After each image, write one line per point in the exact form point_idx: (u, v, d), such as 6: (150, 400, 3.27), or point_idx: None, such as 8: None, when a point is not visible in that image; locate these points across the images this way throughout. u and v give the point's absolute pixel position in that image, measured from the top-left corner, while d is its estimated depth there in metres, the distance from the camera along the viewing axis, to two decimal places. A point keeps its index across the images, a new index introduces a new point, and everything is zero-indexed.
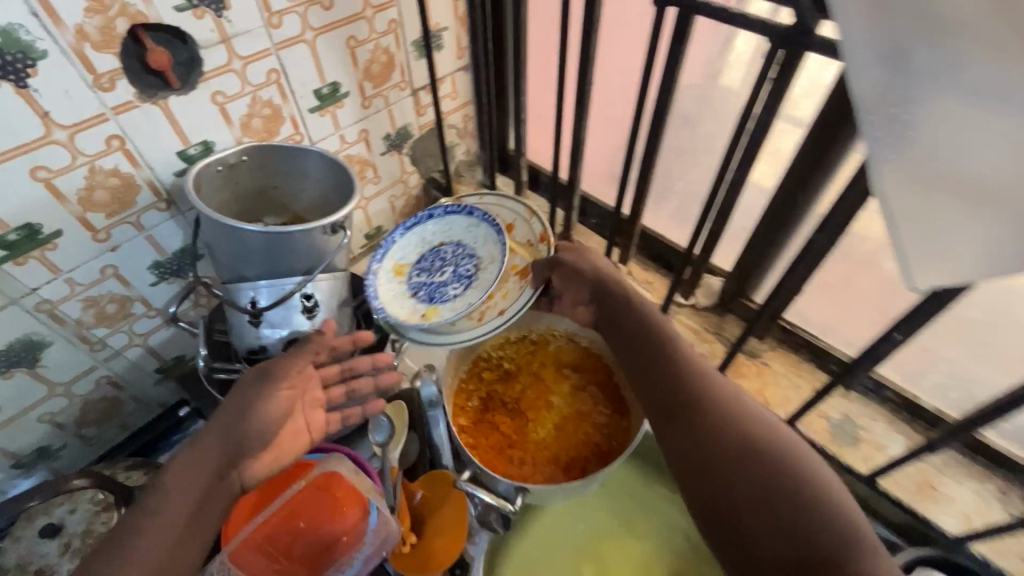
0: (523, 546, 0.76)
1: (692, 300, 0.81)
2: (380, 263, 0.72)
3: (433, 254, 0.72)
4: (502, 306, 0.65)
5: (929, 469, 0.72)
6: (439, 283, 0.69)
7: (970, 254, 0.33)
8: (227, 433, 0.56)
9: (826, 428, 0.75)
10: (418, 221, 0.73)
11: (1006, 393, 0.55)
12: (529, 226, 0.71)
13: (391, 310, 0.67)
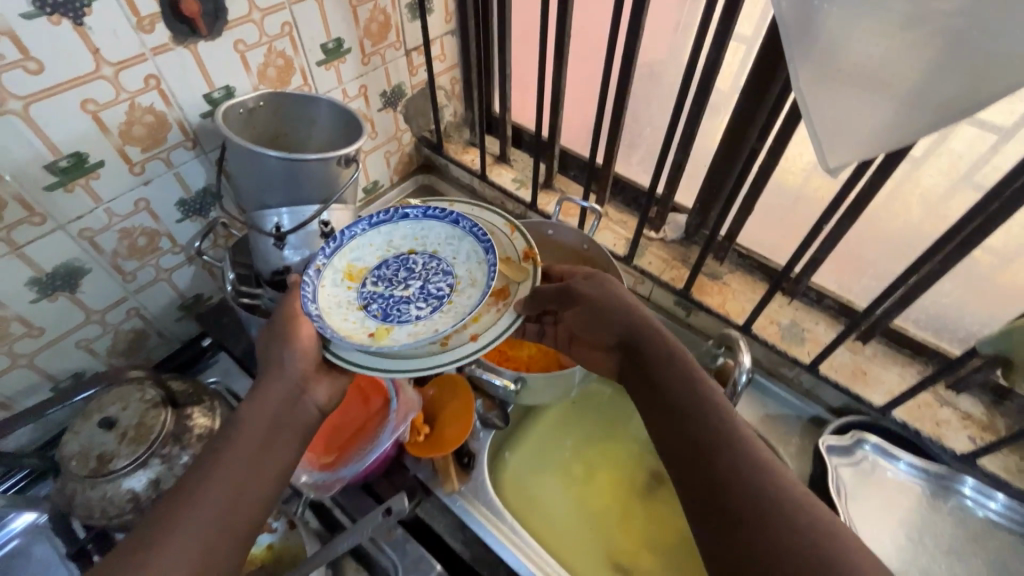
0: (517, 461, 0.87)
1: (661, 234, 0.97)
2: (329, 261, 0.64)
3: (398, 264, 0.65)
4: (474, 331, 0.58)
5: (863, 359, 0.80)
6: (399, 299, 0.62)
7: (857, 135, 0.50)
8: (268, 391, 0.57)
9: (777, 331, 0.85)
10: (389, 221, 0.68)
11: (913, 275, 0.69)
12: (511, 243, 0.66)
13: (331, 321, 0.58)
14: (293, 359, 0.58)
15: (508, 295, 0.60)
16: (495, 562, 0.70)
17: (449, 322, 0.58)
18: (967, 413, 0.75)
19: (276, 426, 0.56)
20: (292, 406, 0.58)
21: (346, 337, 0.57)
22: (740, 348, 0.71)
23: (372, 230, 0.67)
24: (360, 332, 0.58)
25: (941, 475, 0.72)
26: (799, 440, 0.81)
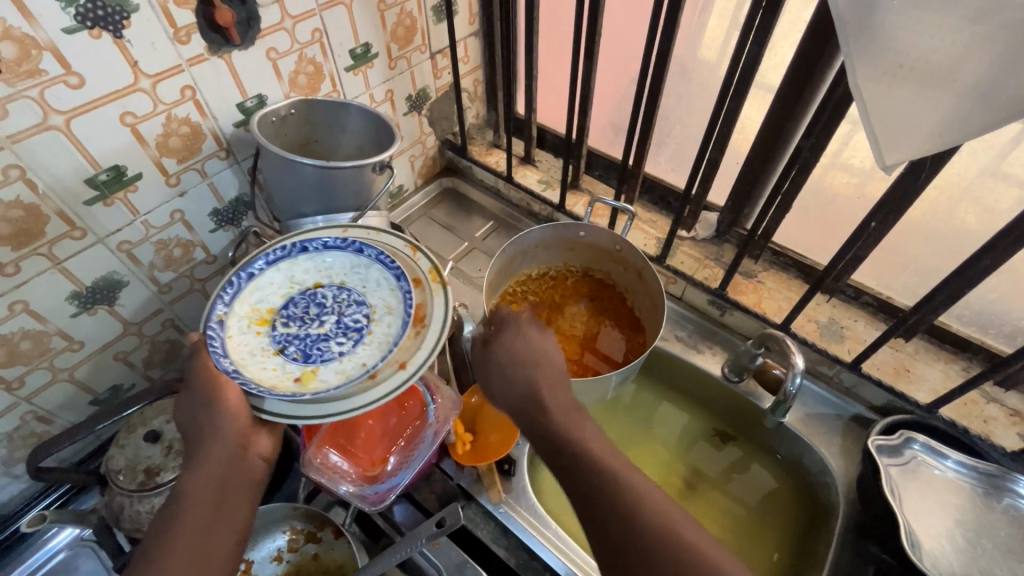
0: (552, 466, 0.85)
1: (693, 233, 0.96)
2: (231, 308, 0.61)
3: (307, 301, 0.64)
4: (402, 358, 0.58)
5: (905, 356, 0.79)
6: (318, 336, 0.61)
7: (916, 131, 0.49)
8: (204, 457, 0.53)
9: (815, 329, 0.83)
10: (287, 255, 0.66)
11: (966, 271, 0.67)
12: (415, 263, 0.67)
13: (249, 374, 0.56)
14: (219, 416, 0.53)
15: (427, 318, 0.61)
16: (540, 569, 0.70)
17: (376, 352, 0.59)
18: (1012, 410, 0.74)
19: (221, 483, 0.53)
20: (234, 462, 0.54)
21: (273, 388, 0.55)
22: (793, 353, 0.71)
23: (270, 268, 0.65)
24: (285, 378, 0.57)
25: (995, 475, 0.70)
26: (840, 439, 0.80)
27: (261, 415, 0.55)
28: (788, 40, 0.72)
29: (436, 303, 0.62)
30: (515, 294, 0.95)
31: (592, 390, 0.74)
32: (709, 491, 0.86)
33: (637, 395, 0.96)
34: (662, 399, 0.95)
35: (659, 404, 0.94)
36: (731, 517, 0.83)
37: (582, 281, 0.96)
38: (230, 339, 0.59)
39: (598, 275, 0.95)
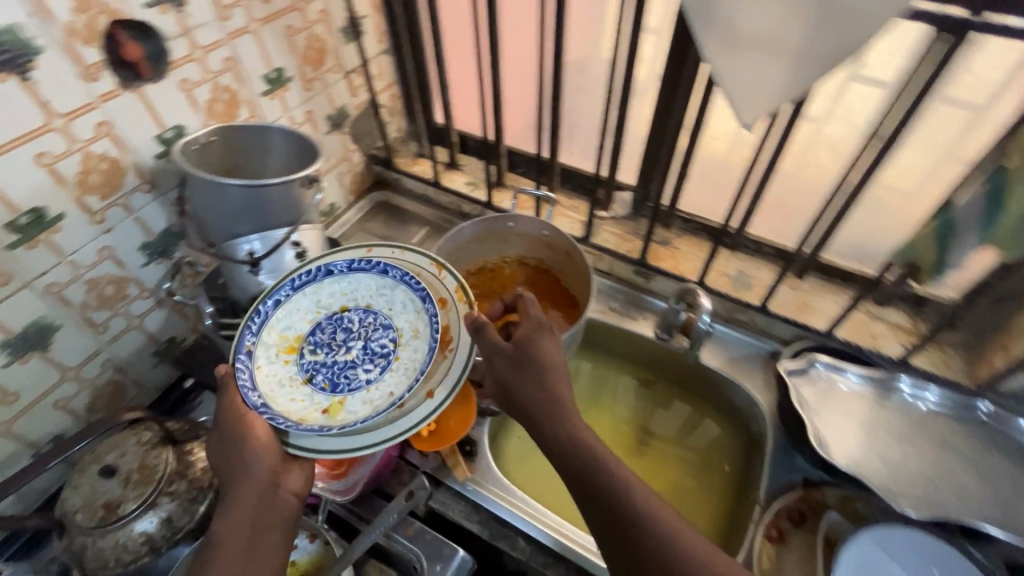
0: (514, 444, 0.90)
1: (612, 212, 1.05)
2: (259, 338, 0.69)
3: (332, 328, 0.72)
4: (429, 387, 0.64)
5: (803, 293, 0.91)
6: (345, 363, 0.70)
7: (762, 92, 0.58)
8: (240, 495, 0.59)
9: (727, 281, 0.94)
10: (313, 282, 0.73)
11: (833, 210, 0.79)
12: (439, 281, 0.72)
13: (279, 407, 0.65)
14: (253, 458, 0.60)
15: (450, 341, 0.67)
16: (513, 534, 0.75)
17: (400, 381, 0.67)
18: (894, 324, 0.86)
19: (258, 520, 0.59)
20: (269, 500, 0.60)
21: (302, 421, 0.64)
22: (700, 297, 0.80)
23: (297, 293, 0.73)
24: (314, 408, 0.66)
25: (885, 378, 0.82)
26: (761, 374, 0.90)
27: (288, 447, 0.63)
28: (661, 29, 0.82)
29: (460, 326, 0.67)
30: None
31: None
32: (661, 442, 0.94)
33: (585, 369, 1.03)
34: (610, 367, 1.03)
35: (604, 373, 1.02)
36: (683, 462, 0.92)
37: (518, 270, 1.02)
38: (262, 368, 0.68)
39: (531, 262, 1.01)
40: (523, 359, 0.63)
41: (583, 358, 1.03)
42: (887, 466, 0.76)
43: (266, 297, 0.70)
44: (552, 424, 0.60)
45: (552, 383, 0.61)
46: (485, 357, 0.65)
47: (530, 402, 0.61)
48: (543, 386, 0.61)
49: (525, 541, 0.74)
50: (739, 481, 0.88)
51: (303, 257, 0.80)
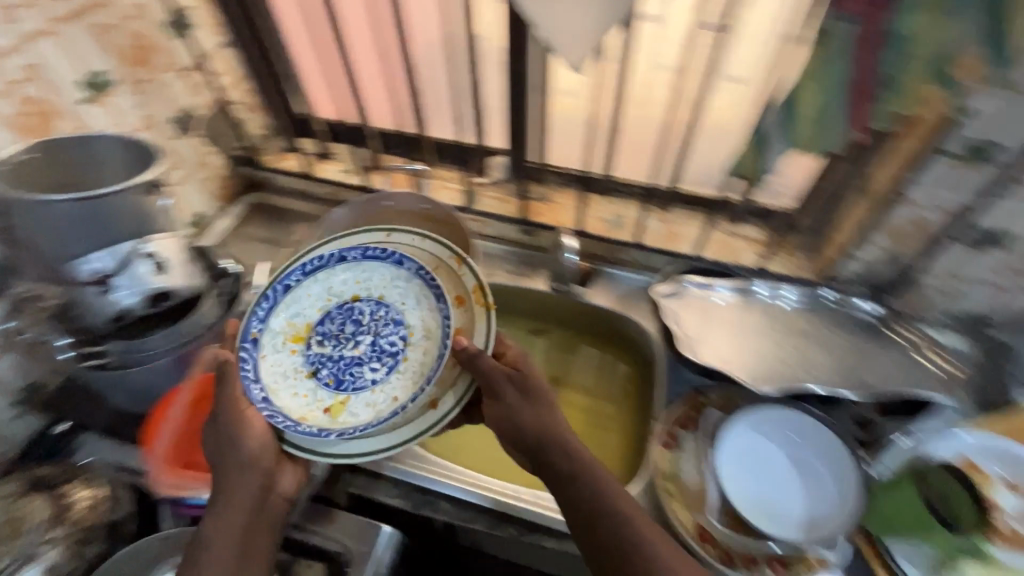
0: None
1: (489, 177, 1.06)
2: (265, 325, 0.71)
3: (342, 319, 0.73)
4: (433, 397, 0.67)
5: (671, 224, 0.98)
6: (350, 359, 0.71)
7: (579, 35, 0.62)
8: (236, 494, 0.63)
9: (603, 225, 1.00)
10: (326, 266, 0.74)
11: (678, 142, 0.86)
12: (458, 278, 0.72)
13: (279, 403, 0.68)
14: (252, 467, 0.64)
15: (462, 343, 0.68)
16: (435, 499, 0.77)
17: (405, 386, 0.69)
18: (752, 239, 0.96)
19: (255, 523, 0.63)
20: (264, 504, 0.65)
21: (302, 420, 0.67)
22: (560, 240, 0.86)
23: (307, 279, 0.74)
24: (316, 405, 0.68)
25: (742, 286, 0.92)
26: (647, 305, 0.97)
27: (283, 444, 0.67)
28: None
29: (475, 329, 0.68)
30: None
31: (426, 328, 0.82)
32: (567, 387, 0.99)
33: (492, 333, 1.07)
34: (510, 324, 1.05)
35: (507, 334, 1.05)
36: (587, 400, 0.98)
37: None
38: (268, 357, 0.71)
39: (418, 239, 1.01)
40: (528, 397, 0.66)
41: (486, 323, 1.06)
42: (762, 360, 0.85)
43: (276, 283, 0.72)
44: (563, 451, 0.63)
45: (562, 413, 0.65)
46: (490, 394, 0.66)
47: (541, 433, 0.64)
48: (553, 417, 0.65)
49: (446, 502, 0.76)
50: (636, 408, 0.95)
51: (165, 268, 0.73)
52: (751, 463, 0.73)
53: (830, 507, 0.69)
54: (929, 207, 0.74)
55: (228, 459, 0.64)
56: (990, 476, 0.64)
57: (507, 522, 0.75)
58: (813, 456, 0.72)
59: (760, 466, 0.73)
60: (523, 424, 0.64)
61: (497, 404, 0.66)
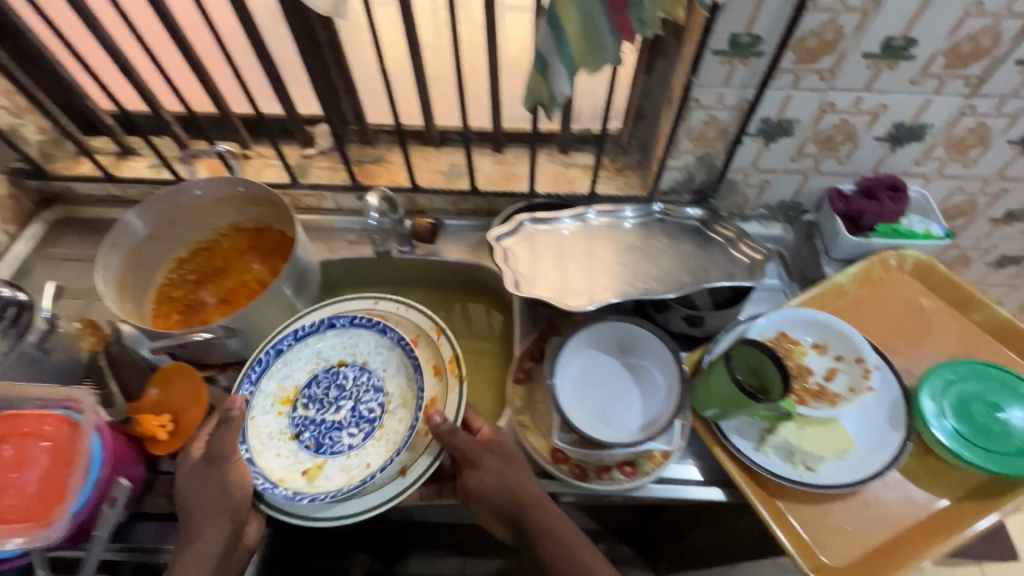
0: None
1: (318, 147, 1.00)
2: (257, 388, 0.77)
3: (327, 383, 0.79)
4: (403, 465, 0.71)
5: (508, 165, 0.98)
6: (332, 424, 0.76)
7: None
8: (203, 540, 0.65)
9: (442, 176, 0.97)
10: (316, 330, 0.80)
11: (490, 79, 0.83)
12: (439, 347, 0.77)
13: (262, 463, 0.72)
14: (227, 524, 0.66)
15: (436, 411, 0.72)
16: None
17: (379, 453, 0.73)
18: (583, 165, 0.98)
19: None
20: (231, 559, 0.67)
21: (280, 482, 0.71)
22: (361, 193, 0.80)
23: (297, 343, 0.80)
24: (295, 467, 0.73)
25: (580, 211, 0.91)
26: None
27: (259, 504, 0.71)
28: None
29: (447, 393, 0.73)
30: (174, 281, 0.90)
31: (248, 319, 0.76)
32: None
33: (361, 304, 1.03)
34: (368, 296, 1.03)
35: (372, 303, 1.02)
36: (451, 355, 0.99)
37: (238, 239, 0.93)
38: (257, 418, 0.75)
39: (250, 225, 0.93)
40: (505, 464, 0.68)
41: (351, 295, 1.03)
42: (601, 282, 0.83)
43: (269, 347, 0.78)
44: (538, 514, 0.67)
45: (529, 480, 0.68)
46: (468, 463, 0.68)
47: (517, 496, 0.67)
48: (524, 482, 0.68)
49: None
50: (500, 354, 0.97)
51: None
52: (589, 383, 0.75)
53: (662, 397, 0.73)
54: (716, 106, 0.78)
55: (204, 514, 0.65)
56: (798, 342, 0.77)
57: None
58: (640, 356, 0.77)
59: (598, 383, 0.75)
60: (499, 490, 0.67)
61: (478, 471, 0.67)
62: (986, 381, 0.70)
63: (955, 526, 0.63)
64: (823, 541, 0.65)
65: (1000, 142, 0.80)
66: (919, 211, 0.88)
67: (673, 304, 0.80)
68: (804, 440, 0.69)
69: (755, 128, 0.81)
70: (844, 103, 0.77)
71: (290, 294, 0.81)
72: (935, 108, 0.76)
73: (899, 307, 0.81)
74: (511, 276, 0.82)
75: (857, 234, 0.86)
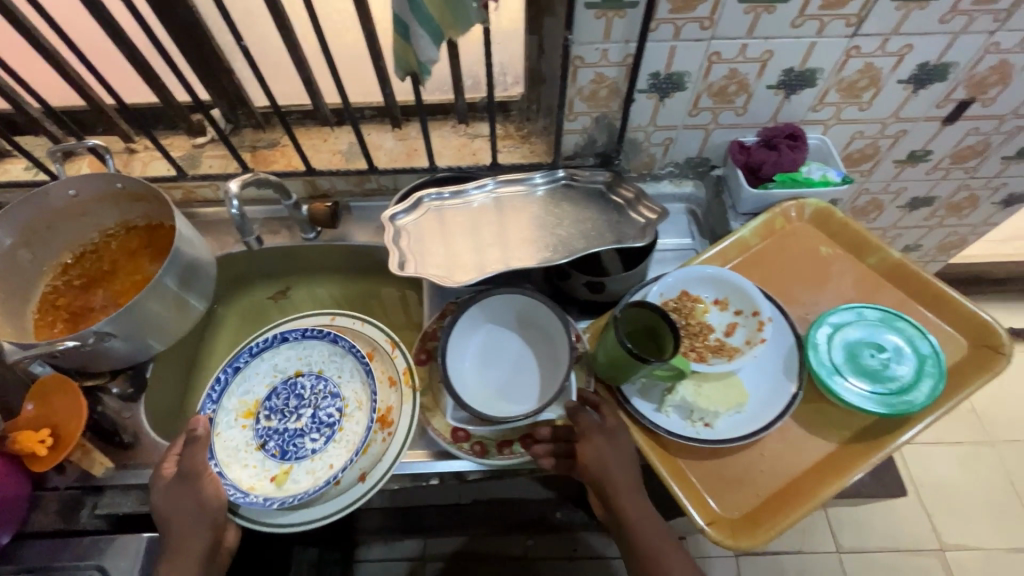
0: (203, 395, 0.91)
1: (207, 135, 0.94)
2: (219, 405, 0.75)
3: (287, 394, 0.78)
4: (363, 469, 0.70)
5: (411, 140, 0.94)
6: (294, 431, 0.76)
7: None
8: (182, 550, 0.63)
9: (341, 156, 0.92)
10: (273, 345, 0.79)
11: (371, 49, 0.78)
12: (392, 361, 0.77)
13: (232, 474, 0.71)
14: (197, 541, 0.64)
15: (391, 419, 0.73)
16: None
17: (341, 454, 0.73)
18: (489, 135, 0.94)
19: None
20: (216, 560, 0.67)
21: (250, 490, 0.70)
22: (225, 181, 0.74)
23: (254, 358, 0.79)
24: (262, 476, 0.72)
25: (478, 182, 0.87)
26: None
27: (234, 517, 0.69)
28: None
29: (400, 402, 0.73)
30: (60, 288, 0.86)
31: (124, 323, 0.72)
32: None
33: (271, 293, 1.01)
34: (286, 287, 1.01)
35: (284, 291, 1.01)
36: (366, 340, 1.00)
37: (128, 237, 0.88)
38: (220, 434, 0.74)
39: (142, 222, 0.88)
40: (610, 446, 0.66)
41: (261, 285, 1.01)
42: (499, 251, 0.79)
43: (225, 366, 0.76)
44: (625, 508, 0.66)
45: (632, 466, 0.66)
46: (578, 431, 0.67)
47: (614, 480, 0.65)
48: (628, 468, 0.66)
49: None
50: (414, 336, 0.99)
51: None
52: (486, 361, 0.74)
53: (557, 365, 0.72)
54: (601, 63, 0.75)
55: (178, 531, 0.64)
56: (699, 299, 0.76)
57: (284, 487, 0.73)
58: (537, 328, 0.76)
59: (496, 361, 0.75)
60: (601, 472, 0.65)
61: (583, 445, 0.66)
62: (875, 326, 0.71)
63: (841, 468, 0.64)
64: (718, 493, 0.65)
65: (891, 82, 0.80)
66: (819, 158, 0.88)
67: (573, 272, 0.79)
68: (700, 396, 0.69)
69: (646, 84, 0.79)
70: (731, 52, 0.74)
71: (176, 289, 0.77)
72: (821, 50, 0.75)
73: (799, 257, 0.81)
74: (403, 255, 0.78)
75: (757, 186, 0.85)
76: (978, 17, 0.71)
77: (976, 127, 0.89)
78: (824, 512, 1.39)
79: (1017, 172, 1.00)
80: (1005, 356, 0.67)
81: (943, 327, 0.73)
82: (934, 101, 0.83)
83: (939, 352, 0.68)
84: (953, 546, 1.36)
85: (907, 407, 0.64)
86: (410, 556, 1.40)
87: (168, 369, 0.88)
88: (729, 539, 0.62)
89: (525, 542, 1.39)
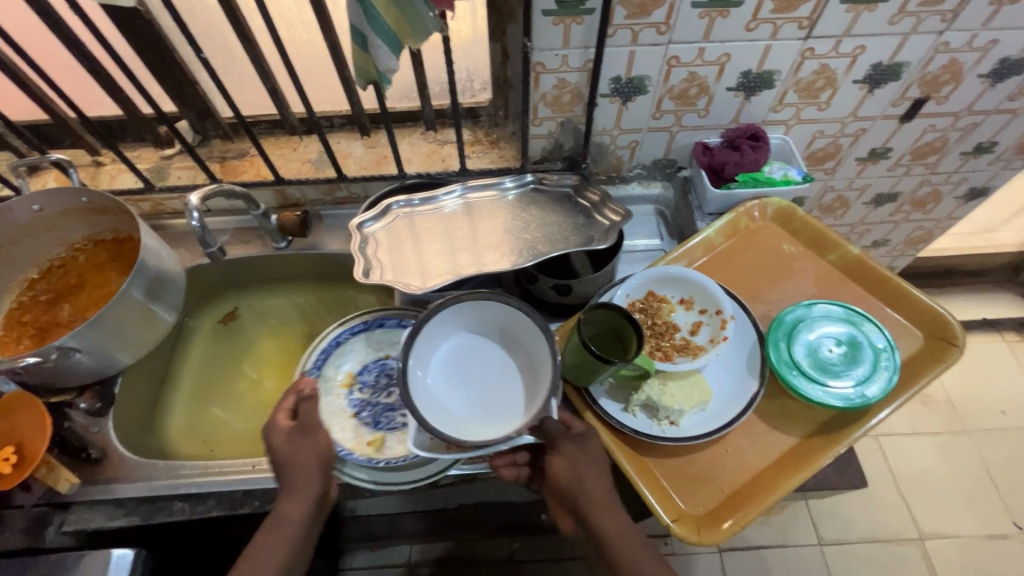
0: (177, 411, 0.91)
1: (176, 148, 0.94)
2: (320, 373, 0.83)
3: (378, 371, 0.84)
4: None
5: (381, 148, 0.94)
6: (386, 406, 0.81)
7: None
8: (297, 492, 0.64)
9: (311, 165, 0.92)
10: (369, 326, 0.86)
11: (335, 59, 0.79)
12: None
13: (336, 436, 0.77)
14: (312, 493, 0.65)
15: None
16: (167, 503, 0.72)
17: None
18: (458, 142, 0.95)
19: (309, 532, 0.65)
20: (320, 508, 0.67)
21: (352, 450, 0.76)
22: (186, 194, 0.75)
23: (352, 337, 0.86)
24: (360, 439, 0.77)
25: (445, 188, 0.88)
26: None
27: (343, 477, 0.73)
28: None
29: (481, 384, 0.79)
30: (27, 302, 0.85)
31: (86, 339, 0.71)
32: None
33: (243, 304, 1.01)
34: (262, 296, 1.01)
35: (256, 301, 1.01)
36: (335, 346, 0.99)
37: (94, 251, 0.87)
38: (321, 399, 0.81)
39: (110, 235, 0.88)
40: (585, 453, 0.66)
41: (232, 296, 1.01)
42: (467, 255, 0.80)
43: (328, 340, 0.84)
44: (593, 506, 0.65)
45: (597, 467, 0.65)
46: (550, 446, 0.66)
47: (587, 488, 0.65)
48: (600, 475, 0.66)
49: (180, 500, 0.72)
50: None
51: None
52: (458, 377, 0.72)
53: (536, 384, 0.69)
54: (562, 68, 0.76)
55: (297, 472, 0.65)
56: (666, 300, 0.77)
57: (251, 498, 0.72)
58: (523, 345, 0.73)
59: (468, 377, 0.72)
60: (572, 478, 0.65)
61: (557, 458, 0.66)
62: (833, 321, 0.73)
63: (802, 463, 0.66)
64: (684, 490, 0.66)
65: (847, 82, 0.81)
66: (781, 158, 0.90)
67: (540, 276, 0.80)
68: (666, 394, 0.69)
69: (608, 89, 0.80)
70: (689, 56, 0.75)
71: (143, 301, 0.76)
72: (776, 53, 0.76)
73: (762, 254, 0.82)
74: (371, 261, 0.78)
75: (721, 186, 0.86)
76: (926, 18, 0.72)
77: (932, 124, 0.91)
78: (805, 505, 1.41)
79: (976, 167, 1.02)
80: (958, 347, 0.69)
81: (900, 322, 0.75)
82: (890, 100, 0.85)
83: (892, 345, 0.70)
84: (931, 534, 1.37)
85: (863, 401, 0.66)
86: (398, 562, 1.39)
87: (138, 383, 0.87)
88: (694, 535, 0.63)
89: (511, 545, 1.39)
